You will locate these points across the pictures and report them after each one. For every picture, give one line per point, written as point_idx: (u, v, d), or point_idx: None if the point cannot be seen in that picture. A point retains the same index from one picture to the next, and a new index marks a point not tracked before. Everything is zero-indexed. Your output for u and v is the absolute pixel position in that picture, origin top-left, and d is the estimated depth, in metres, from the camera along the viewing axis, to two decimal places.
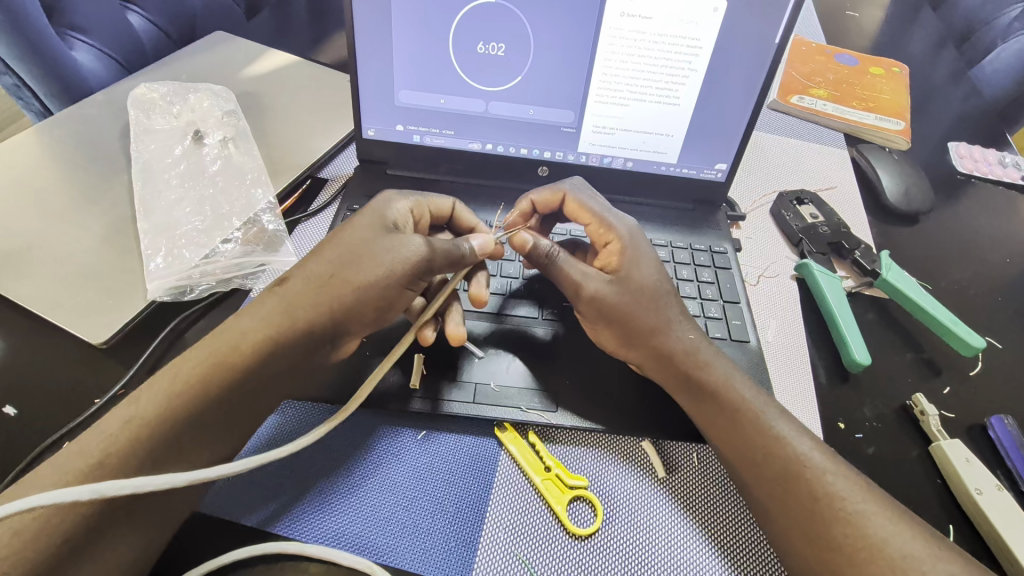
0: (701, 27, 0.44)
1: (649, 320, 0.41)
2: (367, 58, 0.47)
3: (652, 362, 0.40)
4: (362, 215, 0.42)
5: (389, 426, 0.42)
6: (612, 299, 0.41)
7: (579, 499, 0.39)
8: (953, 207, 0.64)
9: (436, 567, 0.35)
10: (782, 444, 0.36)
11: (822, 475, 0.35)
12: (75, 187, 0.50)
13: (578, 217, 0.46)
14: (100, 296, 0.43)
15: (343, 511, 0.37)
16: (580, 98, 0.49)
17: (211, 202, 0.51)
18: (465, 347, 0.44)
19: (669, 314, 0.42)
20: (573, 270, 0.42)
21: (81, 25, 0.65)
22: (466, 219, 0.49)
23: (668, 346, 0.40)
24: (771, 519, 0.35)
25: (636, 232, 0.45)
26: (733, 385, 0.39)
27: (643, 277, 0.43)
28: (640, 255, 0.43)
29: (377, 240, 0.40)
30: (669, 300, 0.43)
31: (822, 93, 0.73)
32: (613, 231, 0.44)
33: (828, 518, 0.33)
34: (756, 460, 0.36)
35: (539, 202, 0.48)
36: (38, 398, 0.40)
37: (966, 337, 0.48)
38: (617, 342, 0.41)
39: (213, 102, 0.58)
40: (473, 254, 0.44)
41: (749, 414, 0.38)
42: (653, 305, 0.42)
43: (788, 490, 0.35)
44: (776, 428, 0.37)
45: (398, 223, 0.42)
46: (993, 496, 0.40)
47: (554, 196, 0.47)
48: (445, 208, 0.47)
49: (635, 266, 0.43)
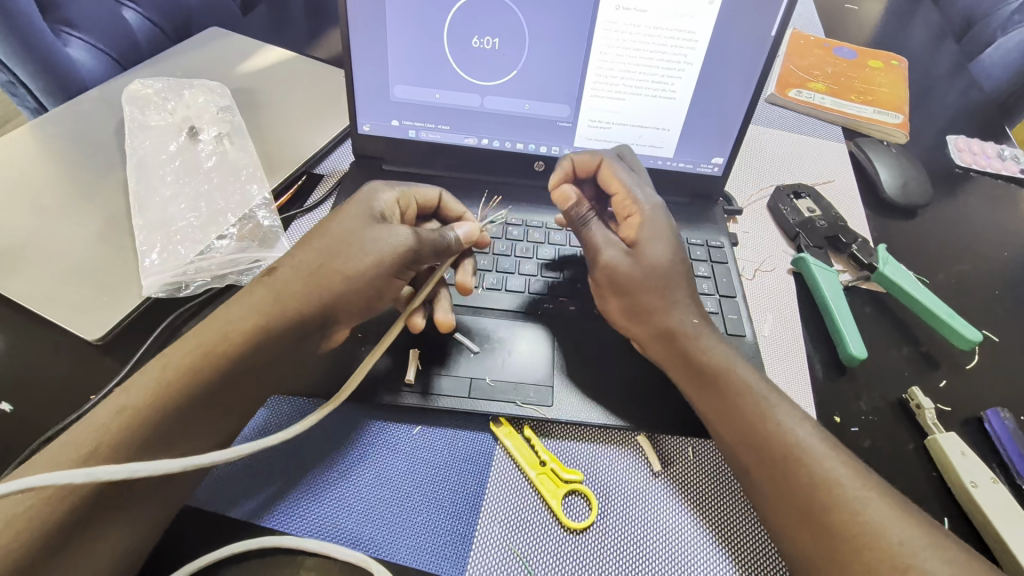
0: (696, 20, 0.44)
1: (657, 299, 0.42)
2: (361, 52, 0.47)
3: (659, 339, 0.41)
4: (348, 206, 0.42)
5: (385, 420, 0.42)
6: (623, 274, 0.42)
7: (574, 493, 0.39)
8: (951, 200, 0.64)
9: (431, 560, 0.35)
10: (781, 430, 0.36)
11: (814, 464, 0.35)
12: (70, 184, 0.50)
13: (608, 185, 0.46)
14: (95, 293, 0.43)
15: (338, 506, 0.37)
16: (576, 92, 0.49)
17: (206, 198, 0.51)
18: (460, 342, 0.44)
19: (679, 294, 0.42)
20: (598, 238, 0.43)
21: (75, 22, 0.65)
22: (453, 209, 0.49)
23: (675, 325, 0.41)
24: (767, 503, 0.35)
25: (658, 209, 0.44)
26: (736, 369, 0.39)
27: (659, 257, 0.43)
28: (659, 235, 0.43)
29: (365, 231, 0.40)
30: (681, 282, 0.43)
31: (820, 86, 0.72)
32: (637, 207, 0.44)
33: (823, 504, 0.33)
34: (755, 446, 0.36)
35: (578, 163, 0.46)
36: (34, 394, 0.40)
37: (964, 331, 0.48)
38: (624, 315, 0.43)
39: (208, 98, 0.58)
40: (457, 242, 0.44)
41: (750, 399, 0.38)
42: (665, 284, 0.42)
43: (783, 477, 0.35)
44: (776, 414, 0.37)
45: (385, 213, 0.42)
46: (988, 489, 0.40)
47: (592, 159, 0.46)
48: (431, 198, 0.48)
49: (654, 245, 0.43)
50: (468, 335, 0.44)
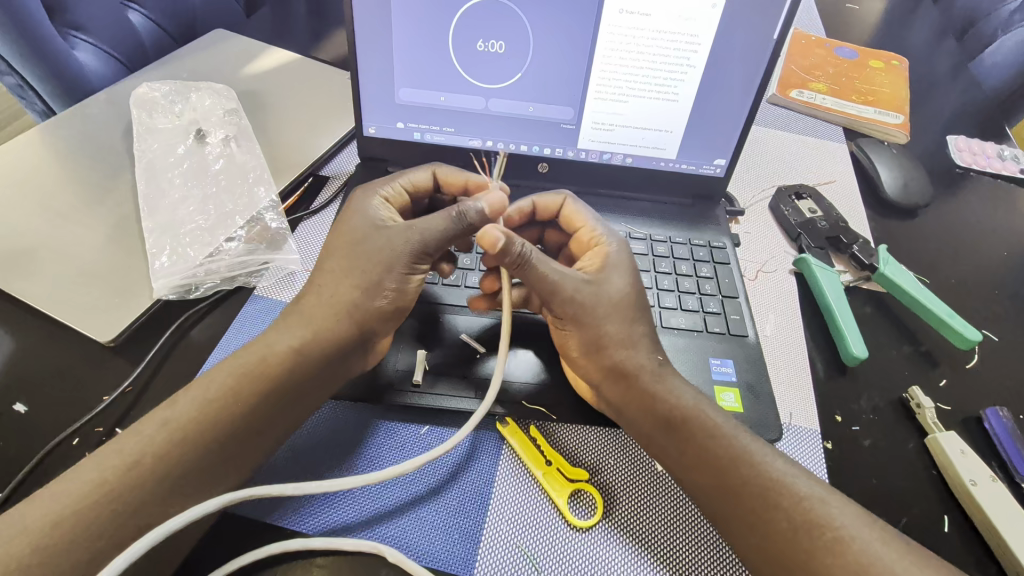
0: (698, 24, 0.44)
1: (616, 330, 0.40)
2: (368, 57, 0.48)
3: (613, 380, 0.40)
4: (348, 215, 0.43)
5: (393, 420, 0.42)
6: (579, 303, 0.40)
7: (579, 492, 0.39)
8: (951, 200, 0.65)
9: (440, 558, 0.36)
10: (759, 469, 0.35)
11: (801, 500, 0.34)
12: (79, 186, 0.50)
13: (573, 224, 0.47)
14: (106, 295, 0.44)
15: (347, 504, 0.38)
16: (580, 95, 0.49)
17: (215, 201, 0.51)
18: (465, 343, 0.44)
19: (640, 327, 0.41)
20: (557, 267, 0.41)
21: (82, 24, 0.65)
22: (452, 179, 0.48)
23: (633, 360, 0.40)
24: (741, 535, 0.34)
25: (622, 246, 0.45)
26: (701, 412, 0.38)
27: (618, 287, 0.42)
28: (619, 266, 0.43)
29: (366, 240, 0.41)
30: (639, 315, 0.42)
31: (821, 86, 0.73)
32: (602, 240, 0.45)
33: (795, 546, 0.33)
34: (730, 488, 0.35)
35: (540, 205, 0.48)
36: (47, 396, 0.40)
37: (962, 330, 0.49)
38: (580, 348, 0.41)
39: (215, 101, 0.59)
40: (483, 215, 0.41)
41: (722, 440, 0.36)
42: (625, 315, 0.41)
43: (767, 517, 0.34)
44: (752, 453, 0.36)
45: (382, 215, 0.43)
46: (988, 487, 0.40)
47: (553, 201, 0.47)
48: (423, 180, 0.47)
49: (617, 273, 0.42)
50: (476, 337, 0.45)
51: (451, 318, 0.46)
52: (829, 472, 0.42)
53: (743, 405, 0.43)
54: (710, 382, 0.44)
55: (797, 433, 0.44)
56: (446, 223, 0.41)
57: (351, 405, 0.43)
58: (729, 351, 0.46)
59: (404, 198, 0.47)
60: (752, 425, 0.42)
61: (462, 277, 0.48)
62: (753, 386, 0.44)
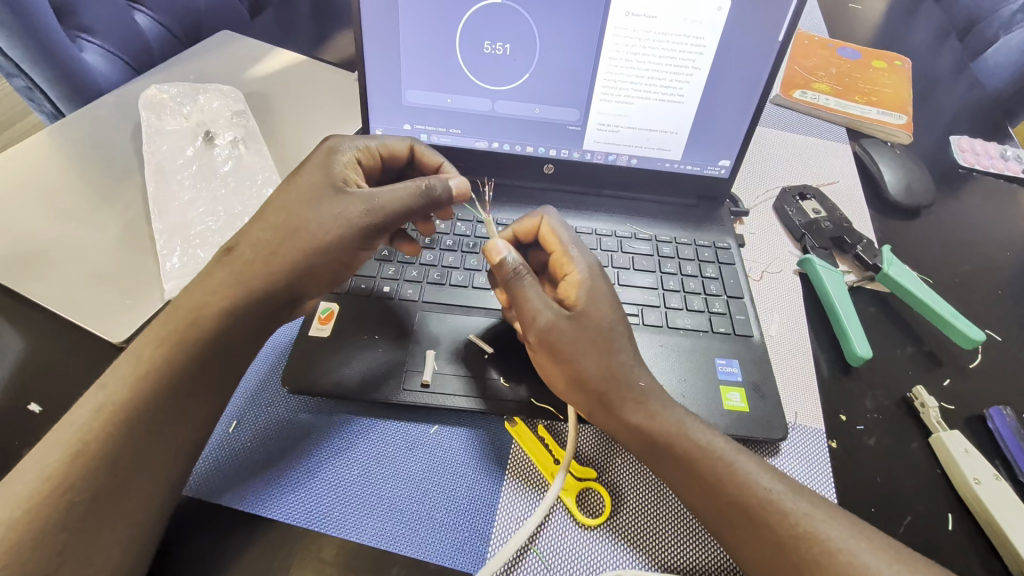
0: (704, 26, 0.45)
1: (597, 365, 0.38)
2: (376, 59, 0.48)
3: (600, 410, 0.38)
4: (315, 171, 0.42)
5: (402, 421, 0.43)
6: (563, 333, 0.39)
7: (588, 490, 0.40)
8: (955, 200, 0.65)
9: (454, 557, 0.36)
10: (747, 486, 0.35)
11: (789, 513, 0.34)
12: (89, 188, 0.51)
13: (548, 245, 0.44)
14: (119, 297, 0.44)
15: (358, 503, 0.38)
16: (585, 98, 0.49)
17: (223, 202, 0.52)
18: (471, 340, 0.45)
19: (621, 356, 0.39)
20: (536, 296, 0.39)
21: (91, 27, 0.66)
22: (428, 157, 0.48)
23: (614, 381, 0.38)
24: (738, 551, 0.34)
25: (596, 270, 0.42)
26: (685, 432, 0.37)
27: (599, 317, 0.40)
28: (598, 294, 0.40)
29: (320, 204, 0.41)
30: (624, 345, 0.40)
31: (824, 86, 0.73)
32: (573, 263, 0.42)
33: (781, 560, 0.33)
34: (719, 506, 0.35)
35: (518, 232, 0.46)
36: (60, 397, 0.41)
37: (966, 330, 0.49)
38: (564, 381, 0.39)
39: (223, 102, 0.59)
40: (449, 192, 0.44)
41: (708, 460, 0.36)
42: (604, 347, 0.39)
43: (755, 534, 0.34)
44: (740, 468, 0.36)
45: (345, 175, 0.43)
46: (991, 486, 0.41)
47: (530, 223, 0.45)
48: (401, 149, 0.47)
49: (594, 301, 0.40)
50: (483, 336, 0.45)
51: (456, 318, 0.47)
52: (832, 470, 0.43)
53: (749, 405, 0.44)
54: (716, 382, 0.45)
55: (800, 432, 0.44)
56: (406, 197, 0.42)
57: (360, 405, 0.43)
58: (734, 351, 0.47)
59: (374, 159, 0.46)
60: (757, 424, 0.43)
61: (469, 278, 0.49)
62: (758, 386, 0.45)
